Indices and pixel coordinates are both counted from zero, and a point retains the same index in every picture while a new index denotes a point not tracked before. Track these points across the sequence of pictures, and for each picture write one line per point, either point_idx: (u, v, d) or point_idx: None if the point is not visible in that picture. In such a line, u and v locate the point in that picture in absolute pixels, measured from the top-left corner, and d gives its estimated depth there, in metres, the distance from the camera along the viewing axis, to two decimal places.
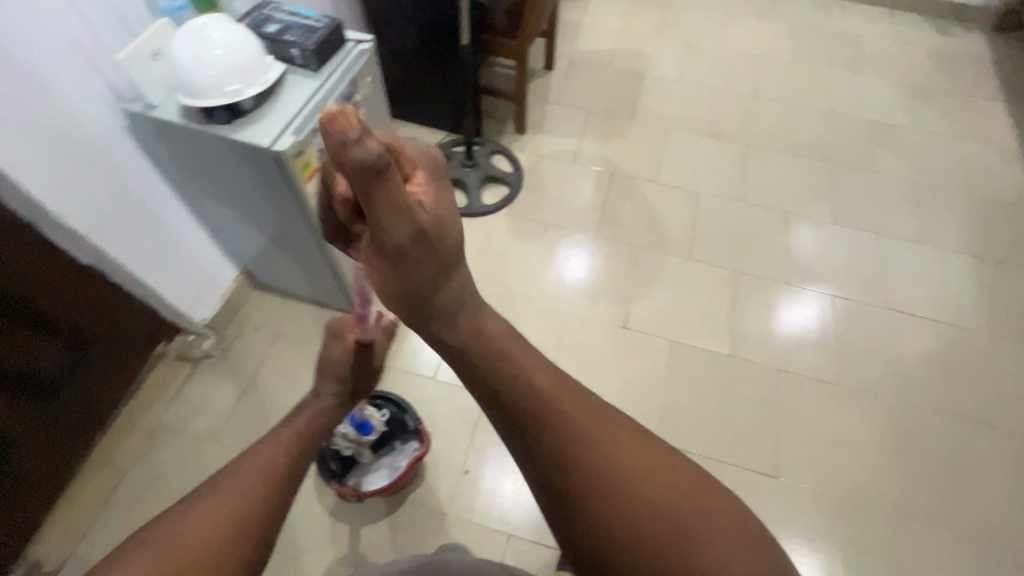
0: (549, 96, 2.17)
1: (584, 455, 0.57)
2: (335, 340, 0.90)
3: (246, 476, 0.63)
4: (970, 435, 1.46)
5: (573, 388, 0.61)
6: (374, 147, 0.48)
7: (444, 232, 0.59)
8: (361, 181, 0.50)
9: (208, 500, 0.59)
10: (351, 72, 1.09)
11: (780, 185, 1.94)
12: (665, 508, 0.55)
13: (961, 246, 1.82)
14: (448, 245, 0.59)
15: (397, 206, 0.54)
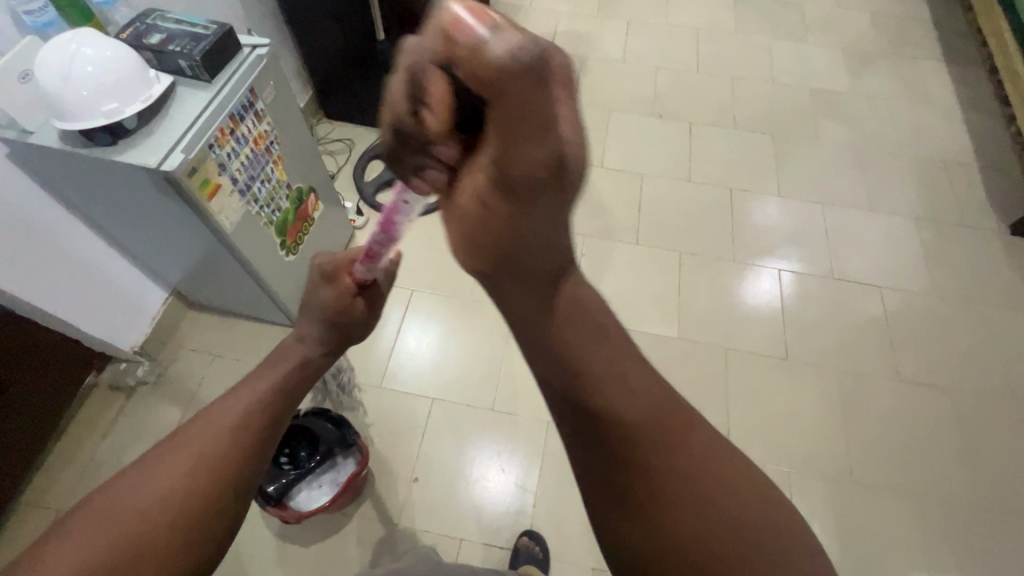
0: None
1: (664, 481, 0.50)
2: (328, 281, 0.70)
3: (220, 426, 0.58)
4: (916, 397, 1.47)
5: (662, 387, 0.53)
6: (515, 42, 0.36)
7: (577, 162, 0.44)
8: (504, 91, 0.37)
9: (173, 455, 0.56)
10: (248, 80, 1.04)
11: (726, 161, 1.93)
12: (754, 534, 0.48)
13: (905, 209, 1.82)
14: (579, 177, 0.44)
15: (540, 123, 0.39)
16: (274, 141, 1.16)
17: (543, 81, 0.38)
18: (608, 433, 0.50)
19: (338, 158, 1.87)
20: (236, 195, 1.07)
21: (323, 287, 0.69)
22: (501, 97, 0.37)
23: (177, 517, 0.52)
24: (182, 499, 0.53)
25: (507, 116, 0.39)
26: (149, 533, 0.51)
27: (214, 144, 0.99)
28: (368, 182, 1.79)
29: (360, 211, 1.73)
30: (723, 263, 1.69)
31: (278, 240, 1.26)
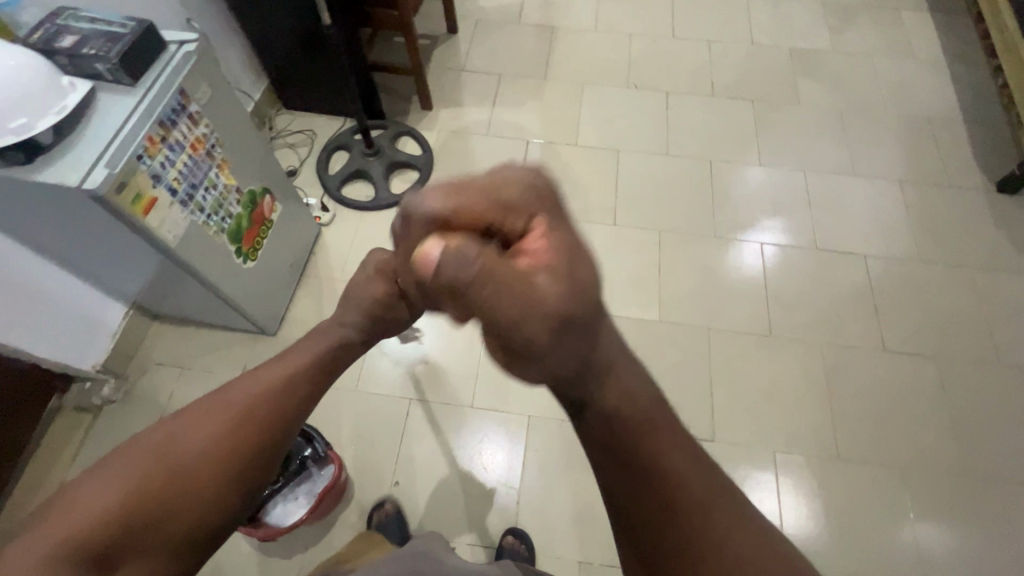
0: (456, 63, 2.01)
1: None
2: (381, 277, 0.69)
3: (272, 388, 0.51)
4: (900, 366, 1.45)
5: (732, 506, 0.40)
6: (459, 259, 0.42)
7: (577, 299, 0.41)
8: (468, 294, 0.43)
9: (219, 411, 0.48)
10: (176, 81, 0.96)
11: (705, 131, 1.86)
12: None
13: (889, 171, 1.77)
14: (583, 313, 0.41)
15: (511, 295, 0.41)
16: (216, 144, 1.08)
17: (491, 270, 0.42)
18: (643, 492, 0.39)
19: (300, 151, 1.79)
20: (178, 207, 1.01)
21: (375, 279, 0.68)
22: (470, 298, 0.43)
23: (192, 492, 0.44)
24: (210, 469, 0.45)
25: (483, 310, 0.42)
26: (169, 497, 0.43)
27: (143, 155, 0.91)
28: (332, 175, 1.71)
29: (325, 207, 1.65)
30: (705, 239, 1.64)
31: (233, 247, 1.19)
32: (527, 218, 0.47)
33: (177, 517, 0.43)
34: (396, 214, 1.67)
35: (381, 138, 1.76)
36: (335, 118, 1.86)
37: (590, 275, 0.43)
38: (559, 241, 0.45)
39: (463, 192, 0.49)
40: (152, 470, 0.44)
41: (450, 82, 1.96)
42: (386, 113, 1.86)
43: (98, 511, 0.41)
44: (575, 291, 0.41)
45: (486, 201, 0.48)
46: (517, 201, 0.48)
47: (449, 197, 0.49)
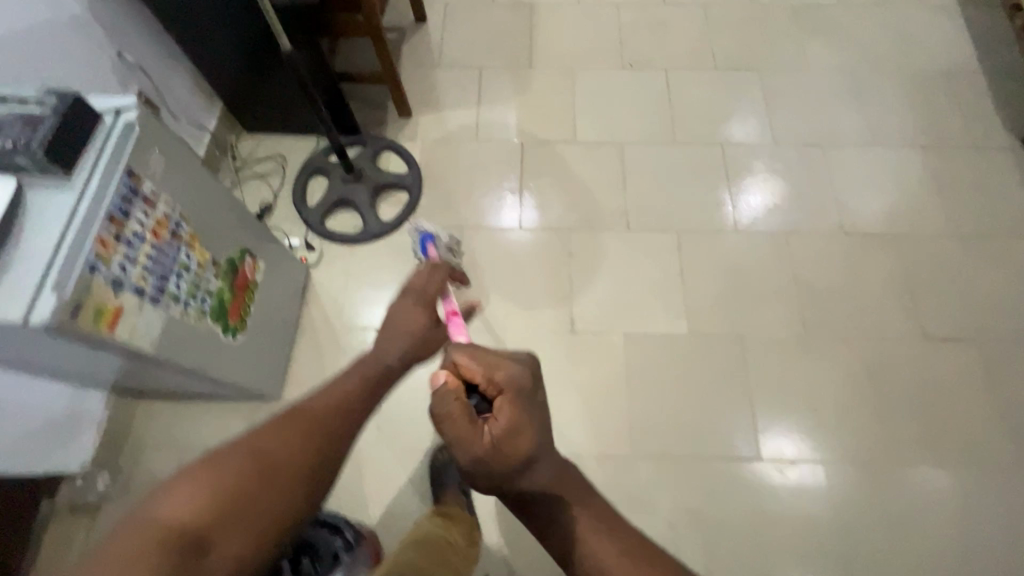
0: (430, 57, 1.80)
1: None
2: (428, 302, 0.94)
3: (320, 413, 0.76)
4: (942, 352, 1.38)
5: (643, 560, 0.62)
6: (443, 405, 0.66)
7: (500, 461, 0.65)
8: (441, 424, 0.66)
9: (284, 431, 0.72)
10: (121, 161, 0.79)
11: (713, 112, 1.70)
12: None
13: (909, 137, 1.65)
14: (502, 469, 0.65)
15: (461, 444, 0.65)
16: (181, 219, 0.92)
17: (451, 421, 0.65)
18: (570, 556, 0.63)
19: (271, 180, 1.60)
20: (149, 306, 0.86)
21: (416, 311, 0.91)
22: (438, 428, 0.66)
23: (263, 496, 0.66)
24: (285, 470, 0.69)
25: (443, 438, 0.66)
26: (247, 494, 0.65)
27: (98, 262, 0.76)
28: (312, 207, 1.54)
29: (310, 245, 1.50)
30: (726, 236, 1.52)
31: (219, 326, 1.05)
32: (502, 384, 0.68)
33: (250, 510, 0.64)
34: (389, 243, 1.52)
35: (360, 157, 1.59)
36: (306, 137, 1.66)
37: (521, 446, 0.65)
38: (519, 416, 0.66)
39: (476, 354, 0.70)
40: (242, 470, 0.66)
41: (426, 82, 1.76)
42: (361, 125, 1.67)
43: (200, 498, 0.62)
44: (502, 454, 0.65)
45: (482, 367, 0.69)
46: (503, 374, 0.69)
47: (468, 353, 0.70)
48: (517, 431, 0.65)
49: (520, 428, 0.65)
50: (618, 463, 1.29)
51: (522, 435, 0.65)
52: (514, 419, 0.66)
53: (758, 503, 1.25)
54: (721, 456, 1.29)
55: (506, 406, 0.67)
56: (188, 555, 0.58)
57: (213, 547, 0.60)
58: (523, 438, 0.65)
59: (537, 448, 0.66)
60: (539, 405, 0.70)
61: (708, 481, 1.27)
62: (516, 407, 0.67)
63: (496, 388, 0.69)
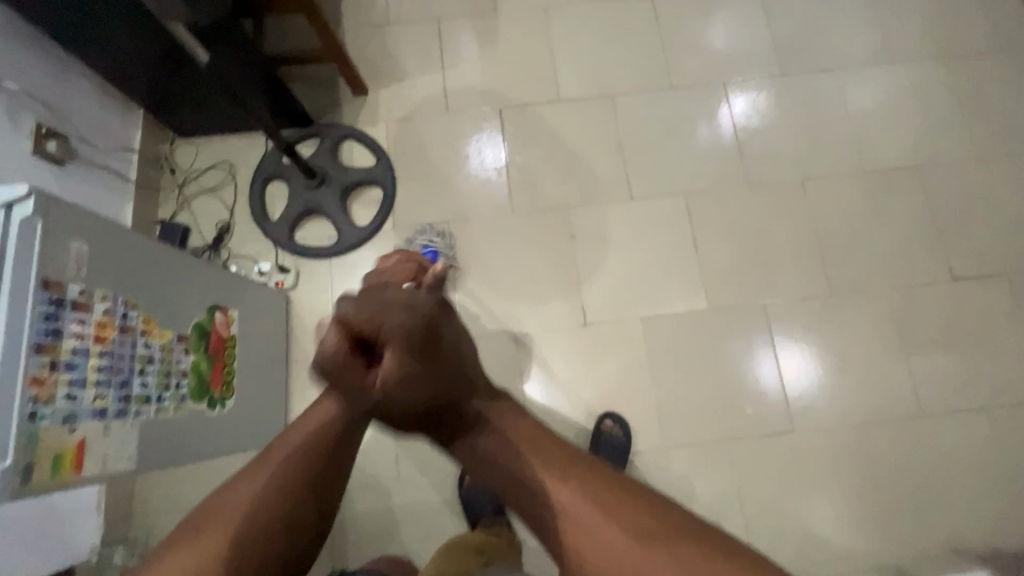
0: (377, 15, 1.53)
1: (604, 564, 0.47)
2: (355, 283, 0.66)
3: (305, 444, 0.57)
4: (971, 293, 1.32)
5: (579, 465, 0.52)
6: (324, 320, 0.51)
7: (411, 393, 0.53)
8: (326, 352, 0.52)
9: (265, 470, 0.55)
10: (30, 273, 0.63)
11: (712, 42, 1.49)
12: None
13: (930, 46, 1.47)
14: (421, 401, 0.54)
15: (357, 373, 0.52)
16: (128, 307, 0.77)
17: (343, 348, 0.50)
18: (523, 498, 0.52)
19: (222, 194, 1.40)
20: (117, 422, 0.74)
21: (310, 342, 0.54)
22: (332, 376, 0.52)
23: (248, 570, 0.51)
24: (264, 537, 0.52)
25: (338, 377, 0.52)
26: None
27: (38, 406, 0.63)
28: (276, 221, 1.35)
29: (283, 267, 1.33)
30: (739, 192, 1.39)
31: (204, 404, 0.92)
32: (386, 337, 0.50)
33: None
34: (371, 252, 1.36)
35: (318, 154, 1.38)
36: (250, 135, 1.43)
37: (424, 392, 0.54)
38: (412, 365, 0.52)
39: (366, 298, 0.51)
40: (221, 543, 0.51)
41: (377, 48, 1.51)
42: (312, 113, 1.44)
43: None
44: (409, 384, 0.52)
45: (371, 320, 0.50)
46: (394, 326, 0.50)
47: (350, 296, 0.51)
48: (409, 382, 0.52)
49: (414, 376, 0.52)
50: (651, 457, 1.25)
51: (419, 383, 0.53)
52: (405, 372, 0.52)
53: (793, 477, 1.24)
54: (753, 435, 1.26)
55: (396, 356, 0.51)
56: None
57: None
58: (420, 384, 0.53)
59: (443, 387, 0.55)
60: (444, 352, 0.54)
61: (743, 461, 1.25)
62: (406, 361, 0.51)
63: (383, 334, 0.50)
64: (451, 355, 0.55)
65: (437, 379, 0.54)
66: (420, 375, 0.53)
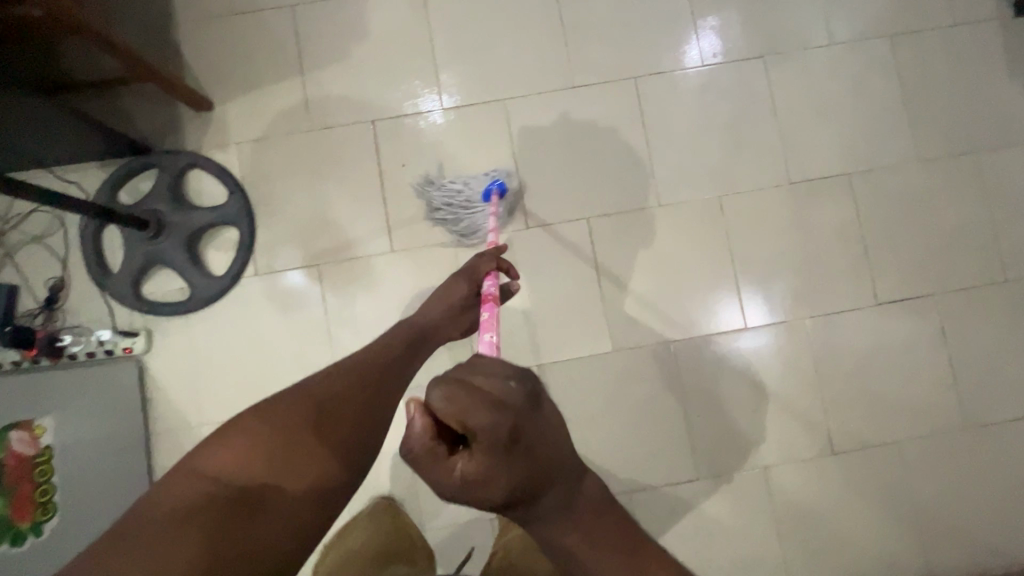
0: (214, 4, 1.24)
1: None
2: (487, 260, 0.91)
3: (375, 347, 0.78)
4: (893, 318, 1.22)
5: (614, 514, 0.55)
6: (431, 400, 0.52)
7: (489, 484, 0.51)
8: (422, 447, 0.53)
9: (343, 365, 0.72)
10: None
11: (623, 27, 1.25)
12: None
13: (874, 21, 1.25)
14: (497, 491, 0.51)
15: (436, 461, 0.52)
16: None
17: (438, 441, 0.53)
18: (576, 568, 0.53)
19: (50, 243, 1.19)
20: None
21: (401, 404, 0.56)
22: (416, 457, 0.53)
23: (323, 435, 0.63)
24: (340, 408, 0.67)
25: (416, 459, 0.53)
26: (289, 451, 0.61)
27: None
28: (118, 274, 1.17)
29: (130, 331, 1.17)
30: (649, 215, 1.23)
31: None
32: (477, 431, 0.51)
33: (284, 493, 0.59)
34: (233, 306, 1.20)
35: (156, 191, 1.17)
36: (73, 170, 1.20)
37: (497, 490, 0.51)
38: (495, 465, 0.51)
39: (461, 389, 0.52)
40: (302, 423, 0.64)
41: (220, 46, 1.24)
42: (147, 138, 1.21)
43: (239, 451, 0.60)
44: (489, 476, 0.51)
45: (462, 413, 0.51)
46: (484, 428, 0.51)
47: (445, 387, 0.52)
48: (486, 480, 0.51)
49: (491, 477, 0.51)
50: None
51: (497, 482, 0.51)
52: (486, 470, 0.51)
53: (697, 525, 1.20)
54: (651, 484, 1.21)
55: (479, 454, 0.51)
56: (241, 511, 0.55)
57: (265, 502, 0.57)
58: (496, 482, 0.51)
59: (521, 487, 0.52)
60: (527, 452, 0.52)
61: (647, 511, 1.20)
62: (489, 457, 0.51)
63: (480, 428, 0.51)
64: (534, 453, 0.53)
65: (518, 468, 0.52)
66: (501, 474, 0.51)
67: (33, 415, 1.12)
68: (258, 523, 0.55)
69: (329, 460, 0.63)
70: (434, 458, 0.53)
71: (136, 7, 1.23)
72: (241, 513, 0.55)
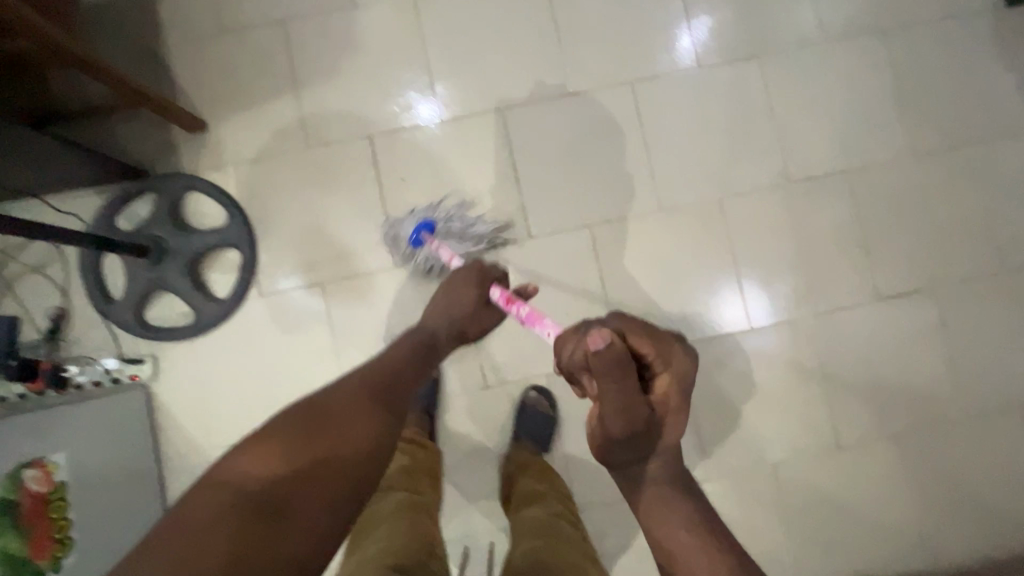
0: (201, 22, 1.22)
1: None
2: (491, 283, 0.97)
3: (387, 354, 0.77)
4: (894, 311, 1.24)
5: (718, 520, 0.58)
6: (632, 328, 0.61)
7: (665, 416, 0.59)
8: (623, 364, 0.58)
9: (358, 371, 0.71)
10: None
11: (617, 31, 1.25)
12: None
13: (867, 17, 1.25)
14: (667, 423, 0.59)
15: (628, 382, 0.58)
16: None
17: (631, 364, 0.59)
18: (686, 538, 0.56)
19: (50, 272, 1.17)
20: None
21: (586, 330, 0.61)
22: (612, 373, 0.58)
23: (344, 440, 0.60)
24: (359, 411, 0.64)
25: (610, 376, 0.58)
26: (309, 460, 0.58)
27: None
28: (120, 301, 1.16)
29: (136, 358, 1.16)
30: (650, 221, 1.24)
31: None
32: (665, 365, 0.61)
33: (309, 494, 0.56)
34: (238, 328, 1.19)
35: (155, 216, 1.16)
36: (67, 198, 1.18)
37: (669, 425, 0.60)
38: (676, 397, 0.60)
39: (651, 330, 0.61)
40: (322, 428, 0.60)
41: (211, 64, 1.22)
42: (142, 163, 1.20)
43: (259, 465, 0.57)
44: (667, 408, 0.60)
45: (654, 348, 0.61)
46: (671, 364, 0.61)
47: (640, 324, 0.62)
48: (663, 412, 0.60)
49: (672, 408, 0.60)
50: None
51: (670, 417, 0.60)
52: (672, 397, 0.60)
53: None
54: None
55: (664, 384, 0.61)
56: (265, 517, 0.54)
57: (291, 510, 0.55)
58: (675, 412, 0.60)
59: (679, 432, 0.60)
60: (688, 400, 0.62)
61: None
62: (674, 388, 0.60)
63: (666, 362, 0.61)
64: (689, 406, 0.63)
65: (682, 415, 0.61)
66: (672, 411, 0.60)
67: (43, 452, 1.12)
68: (285, 527, 0.54)
69: (353, 467, 0.59)
70: (627, 375, 0.58)
71: (122, 30, 1.21)
72: (265, 521, 0.53)
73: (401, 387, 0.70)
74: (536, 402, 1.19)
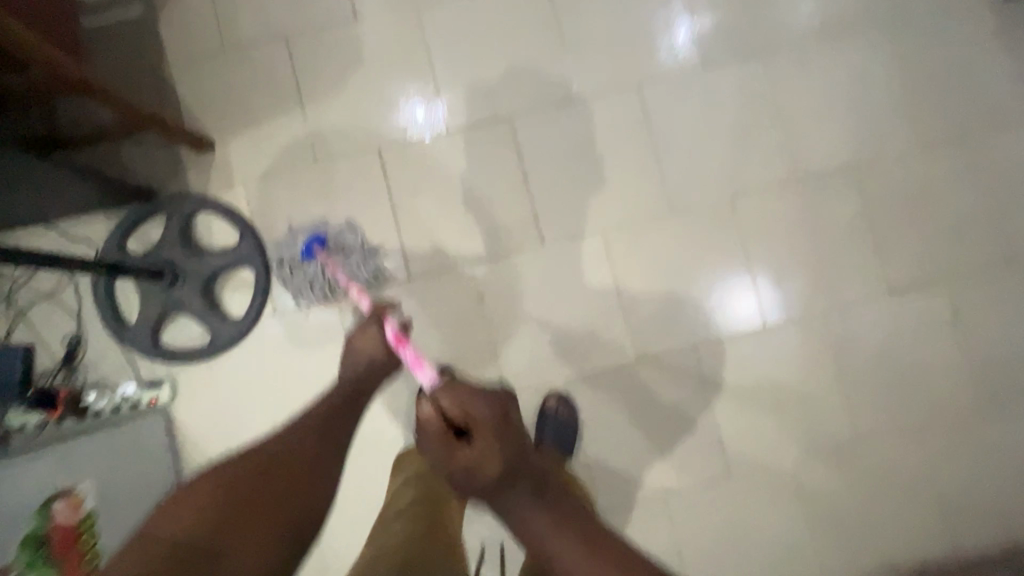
0: (205, 40, 1.21)
1: None
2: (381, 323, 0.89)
3: (322, 402, 0.77)
4: (906, 304, 1.25)
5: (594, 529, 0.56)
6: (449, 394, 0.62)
7: (483, 466, 0.58)
8: (437, 434, 0.60)
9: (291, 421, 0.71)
10: None
11: (622, 34, 1.25)
12: None
13: (871, 11, 1.25)
14: (489, 470, 0.58)
15: (448, 445, 0.60)
16: None
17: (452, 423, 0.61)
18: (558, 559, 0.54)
19: (64, 299, 1.16)
20: None
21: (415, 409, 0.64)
22: (432, 443, 0.61)
23: (279, 481, 0.59)
24: (295, 453, 0.63)
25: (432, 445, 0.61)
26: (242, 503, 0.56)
27: None
28: (135, 326, 1.16)
29: (155, 382, 1.16)
30: (661, 223, 1.24)
31: None
32: (475, 421, 0.60)
33: (238, 537, 0.53)
34: (255, 348, 1.19)
35: (166, 239, 1.15)
36: (76, 223, 1.17)
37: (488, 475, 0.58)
38: (489, 446, 0.59)
39: (459, 390, 0.62)
40: (256, 472, 0.59)
41: (216, 83, 1.21)
42: (151, 184, 1.19)
43: (186, 514, 0.54)
44: (483, 456, 0.58)
45: (462, 406, 0.61)
46: (481, 415, 0.60)
47: (446, 386, 0.63)
48: (480, 464, 0.58)
49: (488, 459, 0.58)
50: None
51: (491, 463, 0.58)
52: (483, 448, 0.58)
53: (732, 524, 1.23)
54: (684, 488, 1.23)
55: (481, 441, 0.59)
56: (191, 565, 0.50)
57: (221, 554, 0.51)
58: (491, 461, 0.58)
59: (510, 471, 0.58)
60: (512, 440, 0.60)
61: (682, 515, 1.22)
62: (487, 437, 0.59)
63: (477, 419, 0.60)
64: (518, 444, 0.60)
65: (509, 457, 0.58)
66: (493, 459, 0.58)
67: (72, 482, 1.11)
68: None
69: (291, 507, 0.58)
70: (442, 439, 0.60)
71: (126, 52, 1.20)
72: (187, 572, 0.49)
73: (335, 429, 0.70)
74: (557, 409, 1.18)
